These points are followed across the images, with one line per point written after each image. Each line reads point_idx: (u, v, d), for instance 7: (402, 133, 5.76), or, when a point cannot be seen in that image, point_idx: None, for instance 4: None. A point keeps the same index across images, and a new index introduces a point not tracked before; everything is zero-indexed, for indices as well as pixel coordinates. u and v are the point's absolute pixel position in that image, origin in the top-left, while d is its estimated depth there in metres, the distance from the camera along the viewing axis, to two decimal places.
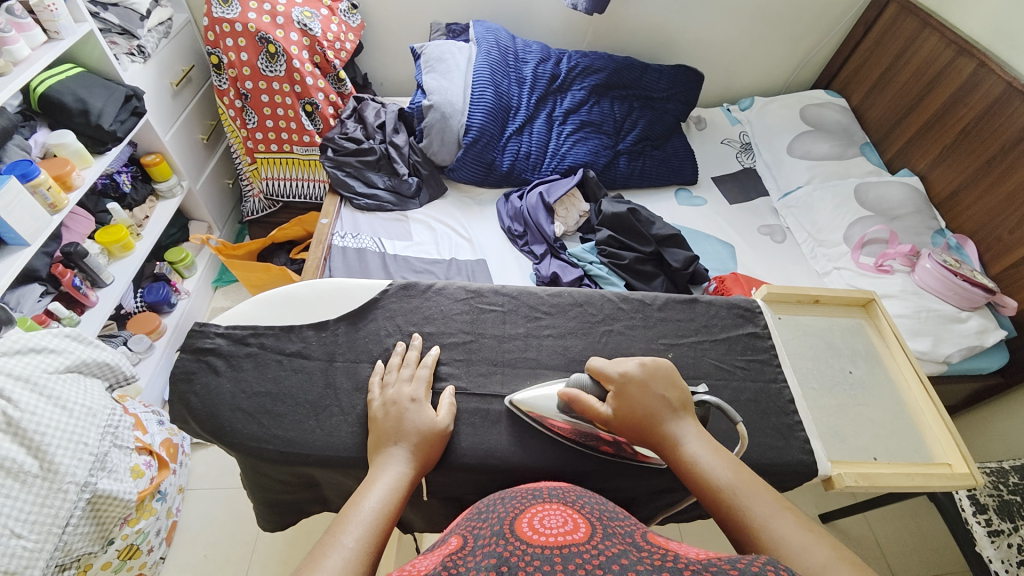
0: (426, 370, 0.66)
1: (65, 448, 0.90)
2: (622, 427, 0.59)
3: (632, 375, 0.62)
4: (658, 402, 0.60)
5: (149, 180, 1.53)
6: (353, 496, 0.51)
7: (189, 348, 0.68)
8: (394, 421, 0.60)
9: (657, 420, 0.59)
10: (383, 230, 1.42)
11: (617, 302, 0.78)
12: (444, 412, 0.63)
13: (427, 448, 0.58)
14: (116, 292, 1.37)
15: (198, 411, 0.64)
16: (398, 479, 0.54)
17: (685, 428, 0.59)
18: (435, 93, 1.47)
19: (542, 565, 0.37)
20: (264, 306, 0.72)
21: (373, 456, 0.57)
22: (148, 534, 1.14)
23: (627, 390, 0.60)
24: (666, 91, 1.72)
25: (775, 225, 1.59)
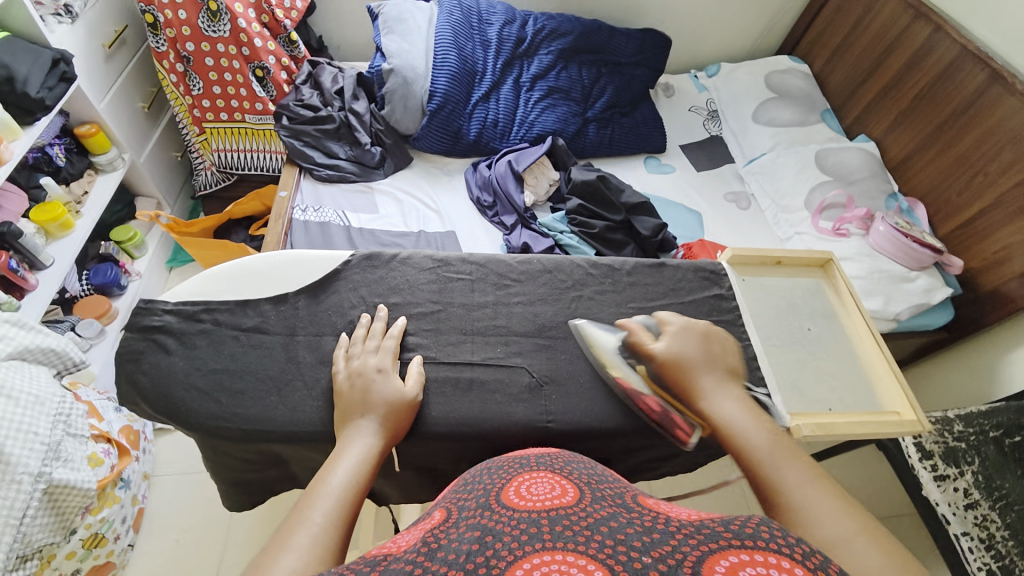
0: (391, 342, 0.64)
1: (16, 438, 0.85)
2: (665, 364, 0.63)
3: (692, 328, 0.67)
4: (705, 357, 0.63)
5: (86, 153, 1.41)
6: (321, 471, 0.50)
7: (136, 326, 0.64)
8: (360, 393, 0.58)
9: (701, 370, 0.62)
10: (346, 203, 1.36)
11: (586, 268, 0.78)
12: (412, 381, 0.62)
13: (394, 419, 0.57)
14: (58, 274, 1.27)
15: (151, 392, 0.61)
16: (366, 450, 0.53)
17: (728, 391, 0.60)
18: (396, 56, 1.39)
19: (530, 530, 0.37)
20: (218, 282, 0.68)
21: (340, 429, 0.56)
22: (113, 522, 1.10)
23: (683, 338, 0.65)
24: (634, 56, 1.69)
25: (740, 192, 1.62)
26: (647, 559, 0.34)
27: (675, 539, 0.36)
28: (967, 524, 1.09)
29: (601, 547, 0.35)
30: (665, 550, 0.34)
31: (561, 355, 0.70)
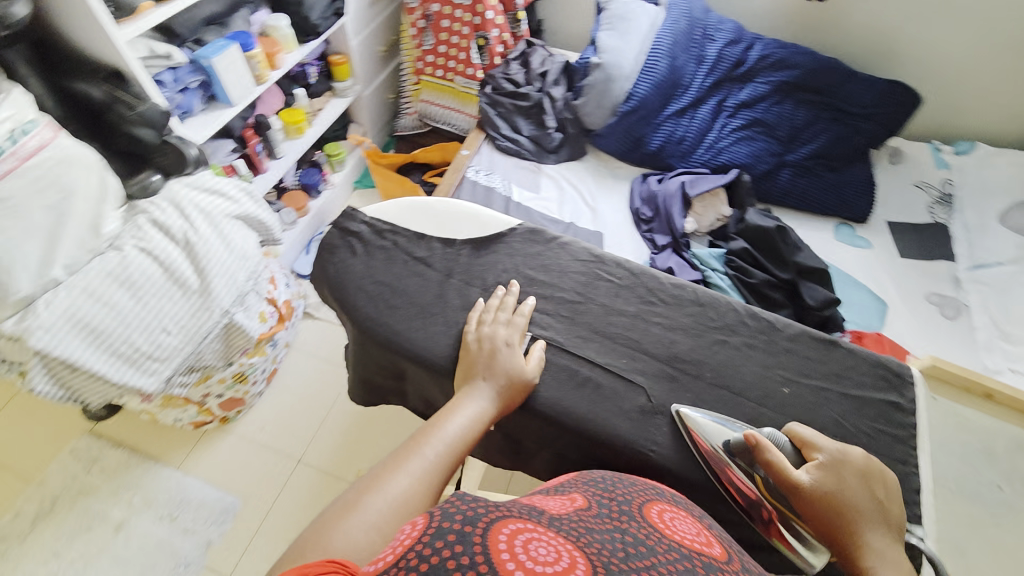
0: (521, 320, 0.67)
1: (222, 277, 1.10)
2: (810, 501, 0.55)
3: (853, 459, 0.57)
4: (868, 501, 0.55)
5: (330, 78, 1.70)
6: (442, 411, 0.58)
7: (339, 224, 0.76)
8: (486, 356, 0.62)
9: (858, 516, 0.54)
10: (515, 176, 1.44)
11: (742, 316, 0.71)
12: (533, 363, 0.64)
13: (508, 391, 0.61)
14: (284, 165, 1.53)
15: (333, 280, 0.72)
16: (476, 412, 0.58)
17: (886, 547, 0.53)
18: (608, 51, 1.39)
19: (678, 555, 0.41)
20: (407, 212, 0.77)
21: (463, 381, 0.61)
22: (256, 368, 1.35)
23: (840, 471, 0.56)
24: (868, 108, 1.46)
25: (949, 298, 1.37)
26: None
27: None
28: None
29: None
30: None
31: (684, 391, 0.66)
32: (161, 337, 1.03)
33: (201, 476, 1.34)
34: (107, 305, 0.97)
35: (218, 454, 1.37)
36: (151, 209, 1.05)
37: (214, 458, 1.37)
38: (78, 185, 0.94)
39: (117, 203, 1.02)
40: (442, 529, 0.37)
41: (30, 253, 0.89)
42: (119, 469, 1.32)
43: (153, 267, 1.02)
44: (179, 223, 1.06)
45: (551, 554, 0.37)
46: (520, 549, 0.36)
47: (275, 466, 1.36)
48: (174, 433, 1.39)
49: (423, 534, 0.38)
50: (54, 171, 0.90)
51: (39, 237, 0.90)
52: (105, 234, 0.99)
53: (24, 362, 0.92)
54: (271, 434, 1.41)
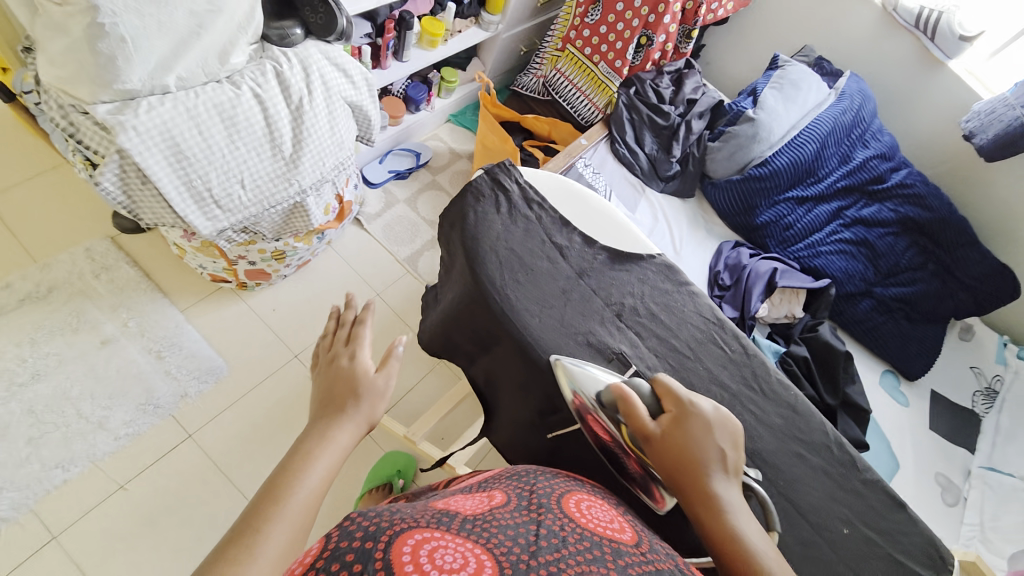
0: (365, 327, 0.57)
1: (312, 156, 1.05)
2: (661, 450, 0.52)
3: (700, 411, 0.54)
4: (713, 451, 0.52)
5: (481, 7, 1.63)
6: (283, 470, 0.45)
7: (492, 174, 0.72)
8: (334, 381, 0.54)
9: (705, 466, 0.51)
10: (618, 187, 1.39)
11: (829, 440, 0.66)
12: (388, 368, 0.54)
13: (362, 405, 0.52)
14: (406, 71, 1.46)
15: (469, 225, 0.68)
16: (328, 454, 0.47)
17: (732, 495, 0.50)
18: (766, 110, 1.34)
19: (589, 539, 0.42)
20: (558, 191, 0.76)
21: (316, 418, 0.51)
22: (294, 254, 1.30)
23: (688, 422, 0.53)
24: (974, 279, 1.42)
25: (953, 484, 1.34)
26: None
27: None
28: None
29: None
30: None
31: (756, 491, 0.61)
32: (234, 186, 0.98)
33: (201, 328, 1.31)
34: (201, 133, 0.91)
35: (225, 315, 1.35)
36: (280, 59, 1.00)
37: (219, 318, 1.34)
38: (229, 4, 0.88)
39: (253, 39, 0.97)
40: (339, 550, 0.36)
41: (155, 49, 0.83)
42: (128, 286, 1.29)
43: (258, 118, 0.97)
44: (299, 84, 1.01)
45: (455, 561, 0.36)
46: (424, 557, 0.35)
47: (272, 350, 1.34)
48: (192, 275, 1.36)
49: (320, 558, 0.36)
50: None
51: (171, 37, 0.84)
52: (229, 64, 0.94)
53: (102, 154, 0.86)
54: (281, 319, 1.39)
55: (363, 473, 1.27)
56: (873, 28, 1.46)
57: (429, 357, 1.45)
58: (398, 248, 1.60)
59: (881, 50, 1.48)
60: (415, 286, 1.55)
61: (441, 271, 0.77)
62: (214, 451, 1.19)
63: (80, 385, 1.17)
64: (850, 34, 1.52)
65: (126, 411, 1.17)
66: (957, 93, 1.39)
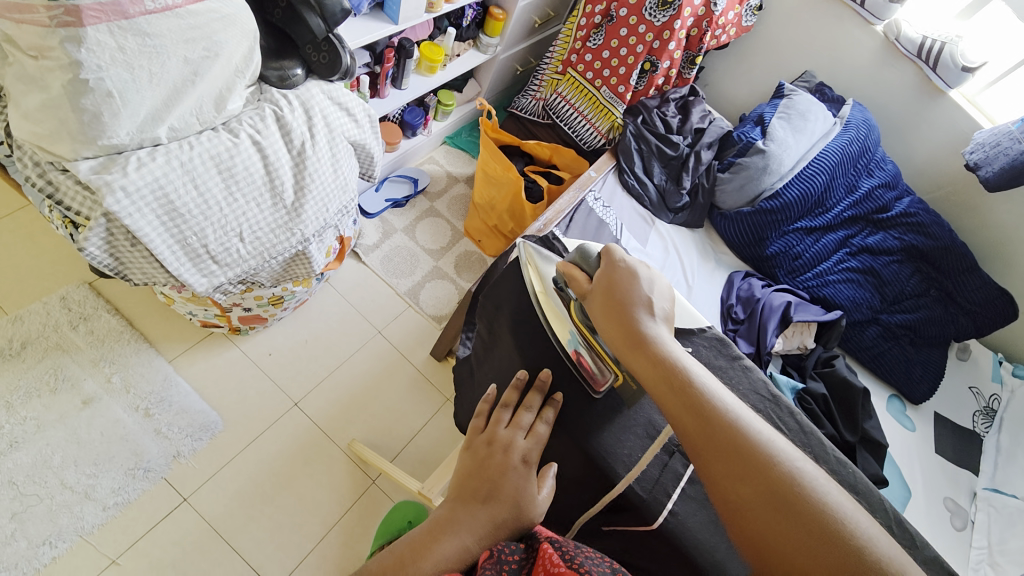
0: (543, 430, 0.64)
1: (315, 203, 0.98)
2: (594, 297, 0.65)
3: (628, 265, 0.66)
4: (636, 291, 0.63)
5: (480, 29, 1.57)
6: (436, 529, 0.51)
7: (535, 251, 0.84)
8: (496, 469, 0.58)
9: (628, 303, 0.62)
10: (628, 220, 1.35)
11: (889, 520, 0.65)
12: (543, 494, 0.59)
13: (513, 526, 0.53)
14: (404, 99, 1.41)
15: (517, 307, 0.80)
16: (465, 539, 0.50)
17: (653, 323, 0.61)
18: (776, 142, 1.34)
19: None
20: None
21: (468, 488, 0.56)
22: (293, 297, 1.22)
23: (615, 273, 0.65)
24: (974, 304, 1.45)
25: (961, 508, 1.37)
26: None
27: None
28: None
29: None
30: None
31: None
32: (232, 241, 0.90)
33: (191, 381, 1.22)
34: (197, 187, 0.83)
35: (216, 364, 1.26)
36: (280, 102, 0.93)
37: (210, 367, 1.25)
38: (227, 48, 0.81)
39: (250, 81, 0.91)
40: None
41: (146, 102, 0.76)
42: (109, 337, 1.20)
43: (258, 166, 0.89)
44: (301, 127, 0.94)
45: None
46: None
47: (268, 399, 1.26)
48: (180, 323, 1.28)
49: None
50: (212, 25, 0.78)
51: (163, 89, 0.77)
52: (226, 110, 0.87)
53: (87, 216, 0.78)
54: (278, 365, 1.30)
55: (373, 527, 1.18)
56: (874, 56, 1.48)
57: (436, 398, 1.39)
58: (398, 280, 1.53)
59: (882, 78, 1.49)
60: (417, 322, 1.48)
61: (479, 346, 0.85)
62: (212, 513, 1.11)
63: (62, 452, 1.08)
64: (850, 62, 1.52)
65: (114, 478, 1.08)
66: (958, 121, 1.41)
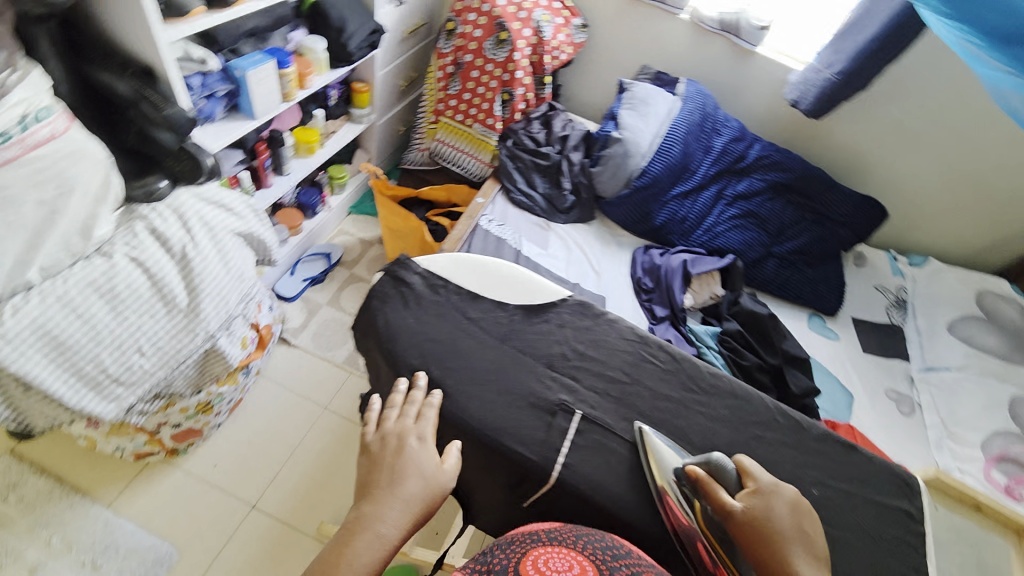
0: (433, 410, 0.68)
1: (211, 299, 1.01)
2: (745, 530, 0.58)
3: (782, 493, 0.62)
4: (792, 530, 0.59)
5: (349, 103, 1.68)
6: (351, 531, 0.54)
7: (392, 273, 0.82)
8: (395, 458, 0.61)
9: (787, 545, 0.58)
10: (525, 230, 1.46)
11: (774, 413, 0.73)
12: (450, 463, 0.64)
13: (424, 500, 0.59)
14: (290, 183, 1.48)
15: (382, 332, 0.76)
16: (382, 531, 0.55)
17: (815, 575, 0.57)
18: (628, 129, 1.50)
19: None
20: (454, 263, 0.85)
21: (373, 482, 0.59)
22: (223, 399, 1.21)
23: (770, 502, 0.61)
24: (845, 216, 1.63)
25: (905, 394, 1.47)
26: None
27: None
28: None
29: None
30: None
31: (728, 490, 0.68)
32: (133, 358, 0.94)
33: (136, 518, 1.17)
34: (82, 317, 0.86)
35: (159, 492, 1.21)
36: (152, 216, 0.97)
37: (153, 498, 1.20)
38: (82, 183, 0.85)
39: (115, 205, 0.93)
40: None
41: (7, 249, 0.79)
42: (38, 501, 1.15)
43: (142, 280, 0.93)
44: (179, 235, 0.98)
45: None
46: None
47: (223, 510, 1.21)
48: (111, 464, 1.23)
49: None
50: (60, 163, 0.82)
51: (24, 234, 0.80)
52: (95, 237, 0.90)
53: None
54: (226, 473, 1.26)
55: None
56: (689, 38, 1.69)
57: None
58: (332, 352, 1.53)
59: (703, 53, 1.70)
60: (361, 386, 1.48)
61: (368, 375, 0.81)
62: None
63: None
64: (673, 47, 1.74)
65: None
66: (773, 71, 1.63)
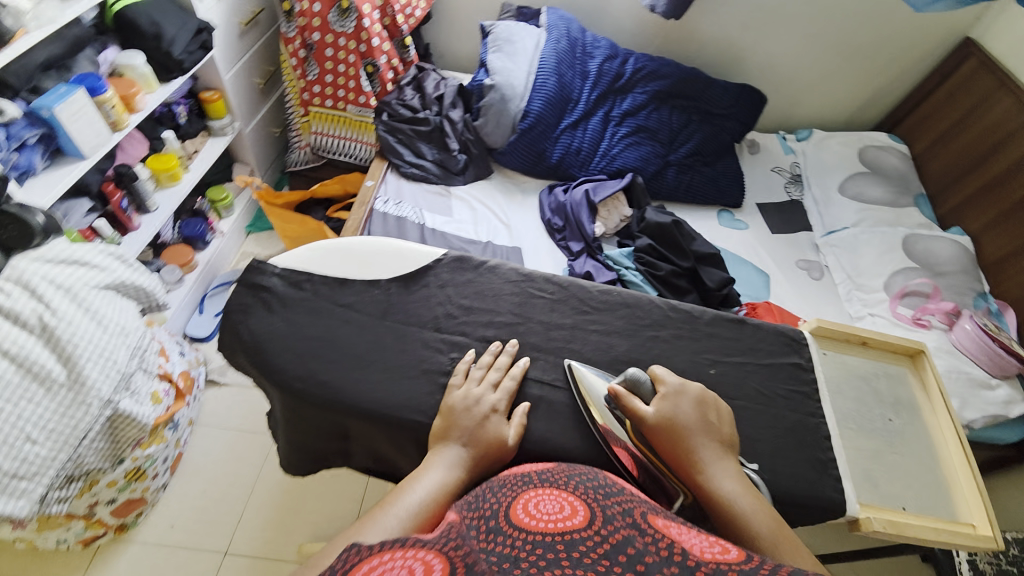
0: (513, 383, 0.72)
1: (96, 362, 0.93)
2: (658, 428, 0.65)
3: (687, 390, 0.69)
4: (700, 423, 0.66)
5: (204, 116, 1.55)
6: (415, 471, 0.58)
7: (249, 281, 0.79)
8: (470, 412, 0.66)
9: (694, 438, 0.64)
10: (424, 202, 1.42)
11: (666, 310, 0.85)
12: (515, 430, 0.68)
13: (487, 456, 0.62)
14: (159, 219, 1.38)
15: (249, 345, 0.74)
16: (449, 474, 0.58)
17: (718, 461, 0.63)
18: (499, 73, 1.46)
19: (547, 540, 0.41)
20: (316, 251, 0.83)
21: (445, 437, 0.63)
22: (156, 459, 1.16)
23: (677, 401, 0.67)
24: (728, 108, 1.68)
25: (813, 261, 1.58)
26: None
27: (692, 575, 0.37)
28: None
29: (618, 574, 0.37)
30: None
31: None
32: (24, 448, 0.86)
33: None
34: None
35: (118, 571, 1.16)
36: None
37: None
38: None
39: None
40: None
41: None
42: None
43: (4, 365, 0.86)
44: (30, 307, 0.90)
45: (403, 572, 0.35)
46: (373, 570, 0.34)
47: (194, 565, 1.18)
48: (59, 560, 1.16)
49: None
50: None
51: None
52: None
53: None
54: (186, 531, 1.22)
55: None
56: None
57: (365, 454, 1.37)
58: None
59: None
60: None
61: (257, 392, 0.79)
62: None
63: None
64: None
65: None
66: None
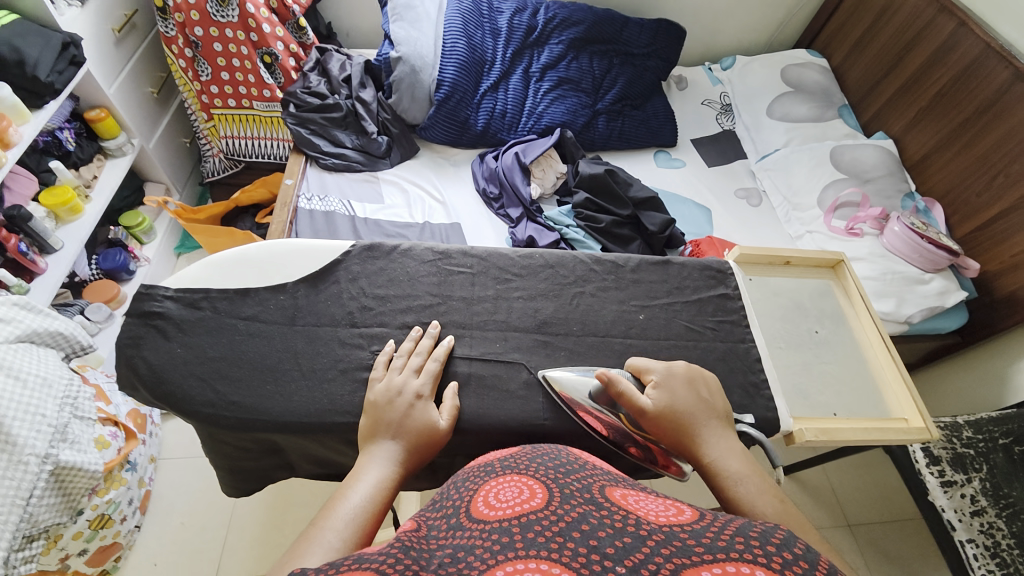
0: (437, 365, 0.72)
1: (22, 420, 0.88)
2: (657, 416, 0.64)
3: (675, 372, 0.69)
4: (698, 404, 0.67)
5: (96, 138, 1.42)
6: (348, 478, 0.57)
7: (140, 309, 0.75)
8: (394, 405, 0.65)
9: (694, 421, 0.65)
10: (352, 192, 1.36)
11: (589, 264, 0.88)
12: (446, 414, 0.69)
13: (419, 445, 0.63)
14: (67, 257, 1.29)
15: (148, 378, 0.71)
16: (383, 471, 0.58)
17: (717, 435, 0.65)
18: (404, 43, 1.38)
19: (504, 526, 0.38)
20: (211, 265, 0.79)
21: (375, 434, 0.62)
22: (120, 503, 1.12)
23: (669, 384, 0.67)
24: (647, 47, 1.65)
25: (752, 188, 1.60)
26: (620, 568, 0.33)
27: (648, 547, 0.35)
28: (971, 530, 1.10)
29: (575, 555, 0.34)
30: (640, 558, 0.34)
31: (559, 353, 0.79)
32: None
33: None
34: None
35: None
36: None
37: None
38: None
39: None
40: None
41: None
42: None
43: None
44: None
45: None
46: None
47: None
48: None
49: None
50: None
51: None
52: None
53: None
54: (169, 566, 1.20)
55: None
56: None
57: None
58: None
59: None
60: None
61: None
62: None
63: None
64: None
65: None
66: None
